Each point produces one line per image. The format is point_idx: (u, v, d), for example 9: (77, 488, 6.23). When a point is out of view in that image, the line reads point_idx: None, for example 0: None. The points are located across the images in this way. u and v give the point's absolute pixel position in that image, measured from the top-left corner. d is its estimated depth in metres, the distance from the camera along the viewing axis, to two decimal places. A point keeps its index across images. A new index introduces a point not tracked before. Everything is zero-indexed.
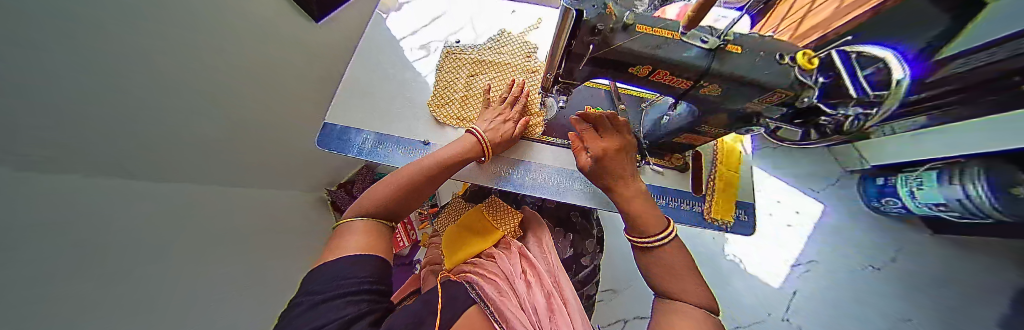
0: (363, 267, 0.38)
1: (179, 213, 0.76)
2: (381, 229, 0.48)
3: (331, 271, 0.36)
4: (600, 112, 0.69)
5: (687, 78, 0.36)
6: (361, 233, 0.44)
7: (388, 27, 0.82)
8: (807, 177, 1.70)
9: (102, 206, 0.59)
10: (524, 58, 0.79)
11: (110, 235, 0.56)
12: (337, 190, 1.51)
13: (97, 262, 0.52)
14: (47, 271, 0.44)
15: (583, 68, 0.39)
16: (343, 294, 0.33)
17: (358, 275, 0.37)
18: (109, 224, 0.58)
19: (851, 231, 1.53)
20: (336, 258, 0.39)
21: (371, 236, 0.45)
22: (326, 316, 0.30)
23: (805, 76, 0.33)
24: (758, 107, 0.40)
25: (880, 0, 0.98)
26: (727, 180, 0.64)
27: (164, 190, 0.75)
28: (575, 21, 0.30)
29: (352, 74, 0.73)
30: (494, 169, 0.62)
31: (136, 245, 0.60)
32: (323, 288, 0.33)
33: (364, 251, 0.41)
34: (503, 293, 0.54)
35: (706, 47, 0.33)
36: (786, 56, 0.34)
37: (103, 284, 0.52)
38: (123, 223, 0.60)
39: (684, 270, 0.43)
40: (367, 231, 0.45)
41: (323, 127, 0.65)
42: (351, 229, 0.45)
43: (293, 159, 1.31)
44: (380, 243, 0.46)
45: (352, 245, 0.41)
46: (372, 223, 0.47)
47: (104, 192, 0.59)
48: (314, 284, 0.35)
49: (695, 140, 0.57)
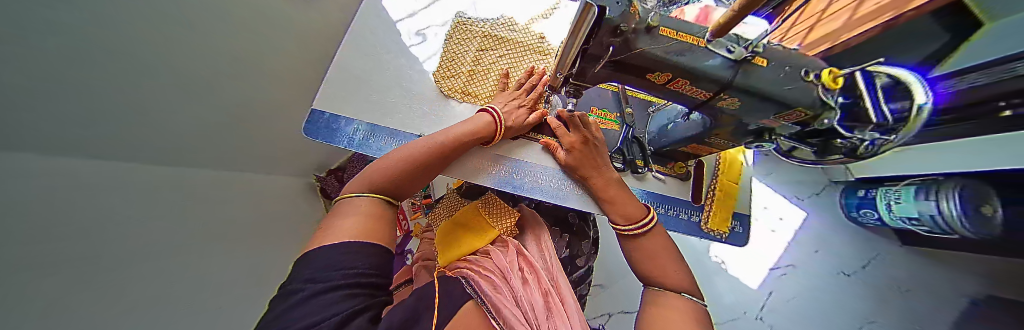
0: (363, 257, 0.35)
1: (139, 197, 0.69)
2: (387, 208, 0.43)
3: (326, 256, 0.33)
4: (606, 115, 0.66)
5: (707, 89, 0.34)
6: (366, 218, 0.39)
7: (386, 7, 0.76)
8: (795, 185, 1.75)
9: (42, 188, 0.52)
10: (537, 38, 0.76)
11: (55, 220, 0.50)
12: (328, 176, 1.46)
13: (48, 250, 0.47)
14: (6, 255, 0.40)
15: (598, 70, 0.36)
16: (343, 286, 0.30)
17: (356, 266, 0.34)
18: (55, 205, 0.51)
19: (830, 238, 1.59)
20: (335, 243, 0.35)
21: (375, 219, 0.40)
22: (323, 310, 0.27)
23: (828, 95, 0.31)
24: (773, 123, 0.39)
25: (894, 14, 0.97)
26: (728, 190, 0.64)
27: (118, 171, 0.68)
28: (595, 19, 0.27)
29: (343, 56, 0.68)
30: (490, 165, 0.58)
31: (87, 233, 0.55)
32: (321, 278, 0.30)
33: (366, 239, 0.37)
34: (499, 290, 0.53)
35: (731, 58, 0.30)
36: (811, 73, 0.32)
37: (63, 273, 0.47)
38: (64, 207, 0.53)
39: (665, 255, 0.44)
40: (371, 213, 0.40)
41: (312, 114, 0.61)
42: (352, 208, 0.39)
43: (281, 143, 1.25)
44: (382, 234, 0.41)
45: (356, 232, 0.37)
46: (377, 200, 0.42)
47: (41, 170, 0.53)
48: (307, 272, 0.31)
49: (701, 150, 0.57)
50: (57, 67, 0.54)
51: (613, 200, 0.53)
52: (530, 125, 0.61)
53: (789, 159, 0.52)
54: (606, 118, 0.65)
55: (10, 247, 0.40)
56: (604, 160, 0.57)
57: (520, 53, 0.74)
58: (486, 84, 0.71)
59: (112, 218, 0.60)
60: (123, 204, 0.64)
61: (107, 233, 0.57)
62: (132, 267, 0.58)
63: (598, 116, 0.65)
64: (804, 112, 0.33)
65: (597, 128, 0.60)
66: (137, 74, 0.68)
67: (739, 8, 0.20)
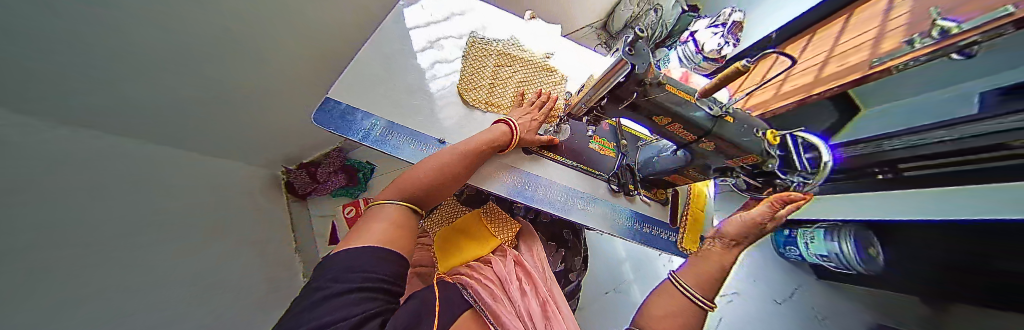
0: (382, 261, 0.36)
1: (102, 180, 0.60)
2: (409, 216, 0.47)
3: (347, 259, 0.34)
4: (605, 143, 0.76)
5: (693, 133, 0.45)
6: (390, 223, 0.42)
7: (404, 15, 0.80)
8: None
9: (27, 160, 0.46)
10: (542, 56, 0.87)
11: (33, 201, 0.44)
12: (299, 169, 1.36)
13: (23, 236, 0.41)
14: None
15: (618, 108, 0.46)
16: (360, 289, 0.30)
17: (374, 270, 0.34)
18: (33, 184, 0.45)
19: (766, 270, 1.83)
20: (359, 245, 0.37)
21: (399, 227, 0.43)
22: (349, 308, 0.27)
23: (770, 148, 0.44)
24: (734, 164, 0.51)
25: (805, 95, 1.19)
26: (696, 217, 0.76)
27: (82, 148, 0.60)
28: (626, 72, 0.36)
29: (367, 54, 0.71)
30: (505, 176, 0.63)
31: (56, 220, 0.48)
32: (342, 278, 0.31)
33: (385, 245, 0.39)
34: (499, 299, 0.55)
35: (712, 113, 0.42)
36: (760, 131, 0.45)
37: (33, 266, 0.41)
38: (40, 184, 0.47)
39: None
40: (393, 217, 0.44)
41: (324, 103, 0.61)
42: (382, 214, 0.44)
43: (265, 135, 1.16)
44: (401, 239, 0.42)
45: (384, 235, 0.40)
46: (404, 207, 0.47)
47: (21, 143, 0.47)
48: (329, 273, 0.32)
49: (681, 179, 0.67)
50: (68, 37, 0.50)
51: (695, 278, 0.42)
52: (541, 144, 0.67)
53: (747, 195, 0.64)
54: (605, 145, 0.76)
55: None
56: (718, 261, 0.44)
57: (535, 74, 0.83)
58: (506, 96, 0.78)
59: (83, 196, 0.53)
60: (83, 186, 0.56)
61: (70, 221, 0.50)
62: (86, 262, 0.49)
63: (598, 143, 0.75)
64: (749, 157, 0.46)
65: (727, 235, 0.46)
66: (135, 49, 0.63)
67: (729, 71, 0.30)
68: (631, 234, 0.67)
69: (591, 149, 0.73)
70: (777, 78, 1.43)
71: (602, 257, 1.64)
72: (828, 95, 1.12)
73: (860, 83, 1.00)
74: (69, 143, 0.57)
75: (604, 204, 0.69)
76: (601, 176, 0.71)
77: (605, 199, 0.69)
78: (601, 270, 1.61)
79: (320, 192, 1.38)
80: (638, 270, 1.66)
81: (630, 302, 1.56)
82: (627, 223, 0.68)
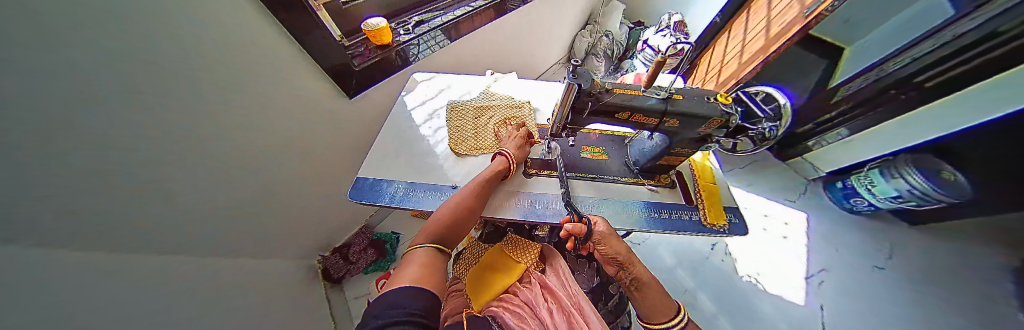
0: (414, 298, 0.40)
1: (192, 295, 0.68)
2: (436, 256, 0.52)
3: (386, 299, 0.40)
4: (595, 149, 0.83)
5: (653, 116, 0.52)
6: (419, 264, 0.49)
7: (403, 101, 1.00)
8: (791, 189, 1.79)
9: (129, 290, 0.54)
10: (508, 99, 1.02)
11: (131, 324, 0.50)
12: (332, 255, 1.45)
13: None
14: None
15: (585, 117, 0.55)
16: (393, 322, 0.34)
17: (405, 305, 0.38)
18: (133, 311, 0.52)
19: (839, 233, 1.59)
20: (394, 287, 0.43)
21: (424, 267, 0.48)
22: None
23: (727, 108, 0.52)
24: (709, 130, 0.55)
25: (765, 55, 1.29)
26: (711, 191, 0.76)
27: (182, 270, 0.70)
28: (576, 90, 0.47)
29: (382, 137, 0.88)
30: (514, 201, 0.69)
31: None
32: (381, 314, 0.36)
33: (415, 284, 0.43)
34: (525, 321, 0.58)
35: (660, 97, 0.51)
36: (711, 97, 0.53)
37: None
38: (137, 308, 0.54)
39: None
40: (422, 259, 0.50)
41: (357, 181, 0.74)
42: (414, 258, 0.50)
43: (306, 231, 1.29)
44: (429, 277, 0.47)
45: (416, 275, 0.46)
46: (432, 248, 0.53)
47: (124, 276, 0.55)
48: (373, 312, 0.38)
49: (675, 160, 0.68)
50: (167, 182, 0.64)
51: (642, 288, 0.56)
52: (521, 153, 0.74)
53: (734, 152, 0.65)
54: (595, 151, 0.82)
55: None
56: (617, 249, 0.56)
57: (509, 113, 0.97)
58: (489, 138, 0.89)
59: (169, 300, 0.61)
60: (181, 302, 0.64)
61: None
62: None
63: (589, 151, 0.82)
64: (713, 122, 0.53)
65: (603, 239, 0.56)
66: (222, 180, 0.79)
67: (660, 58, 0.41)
68: (650, 224, 0.68)
69: (584, 157, 0.80)
70: (732, 52, 1.56)
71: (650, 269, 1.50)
72: (785, 50, 1.21)
73: (806, 32, 1.10)
74: (173, 267, 0.68)
75: (613, 202, 0.72)
76: (600, 178, 0.77)
77: (613, 198, 0.73)
78: None
79: (353, 273, 1.44)
80: (695, 273, 1.49)
81: (701, 315, 1.36)
82: (643, 214, 0.70)
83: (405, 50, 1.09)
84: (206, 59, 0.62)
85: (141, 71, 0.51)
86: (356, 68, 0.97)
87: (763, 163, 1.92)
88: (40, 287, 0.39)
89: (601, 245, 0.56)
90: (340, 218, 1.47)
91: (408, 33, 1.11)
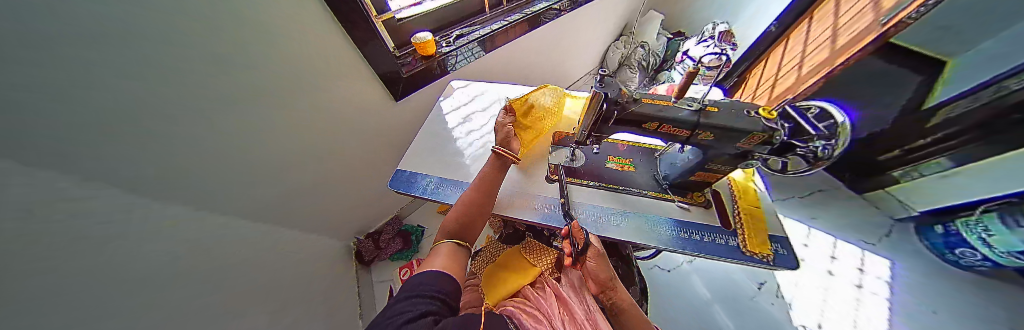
0: (439, 280, 0.45)
1: (229, 257, 0.78)
2: (459, 250, 0.57)
3: (415, 279, 0.45)
4: (623, 160, 0.81)
5: (685, 128, 0.50)
6: (446, 256, 0.54)
7: (440, 105, 1.09)
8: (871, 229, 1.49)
9: (178, 241, 0.63)
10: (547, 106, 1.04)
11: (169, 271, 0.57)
12: (365, 239, 1.59)
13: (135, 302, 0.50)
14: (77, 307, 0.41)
15: (610, 126, 0.55)
16: (419, 296, 0.41)
17: (431, 285, 0.43)
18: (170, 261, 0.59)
19: (944, 293, 1.26)
20: (423, 270, 0.48)
21: (449, 258, 0.53)
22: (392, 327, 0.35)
23: (771, 122, 0.48)
24: (748, 145, 0.52)
25: (829, 69, 1.13)
26: (753, 214, 0.69)
27: (233, 229, 0.82)
28: (603, 99, 0.48)
29: (420, 136, 0.97)
30: (533, 203, 0.71)
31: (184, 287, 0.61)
32: (411, 289, 0.42)
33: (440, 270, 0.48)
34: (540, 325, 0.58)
35: (693, 109, 0.49)
36: (753, 111, 0.50)
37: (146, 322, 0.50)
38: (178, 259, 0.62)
39: None
40: (448, 252, 0.55)
41: (396, 172, 0.84)
42: (440, 251, 0.55)
43: (346, 214, 1.45)
44: (454, 269, 0.51)
45: (442, 265, 0.51)
46: (455, 242, 0.57)
47: (182, 228, 0.65)
48: (406, 287, 0.44)
49: (710, 177, 0.64)
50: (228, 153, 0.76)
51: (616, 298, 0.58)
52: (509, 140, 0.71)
53: (780, 173, 0.59)
54: (623, 162, 0.80)
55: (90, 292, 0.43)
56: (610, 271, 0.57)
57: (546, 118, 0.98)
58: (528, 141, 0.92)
59: (211, 271, 0.71)
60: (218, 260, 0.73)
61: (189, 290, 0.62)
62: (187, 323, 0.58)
63: (615, 162, 0.80)
64: (752, 140, 0.50)
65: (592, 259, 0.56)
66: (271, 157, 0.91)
67: None
68: (678, 243, 0.64)
69: (609, 167, 0.79)
70: (792, 62, 1.38)
71: (681, 299, 1.36)
72: (856, 61, 1.03)
73: (884, 41, 0.92)
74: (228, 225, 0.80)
75: (638, 216, 0.69)
76: (626, 190, 0.74)
77: (638, 211, 0.70)
78: (686, 318, 1.30)
79: (381, 258, 1.56)
80: (737, 314, 1.29)
81: None
82: (670, 231, 0.66)
83: (445, 60, 1.20)
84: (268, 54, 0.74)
85: (210, 61, 0.61)
86: (404, 75, 1.11)
87: (830, 194, 1.65)
88: (91, 228, 0.46)
89: (596, 266, 0.56)
90: (376, 208, 1.61)
91: (449, 45, 1.22)
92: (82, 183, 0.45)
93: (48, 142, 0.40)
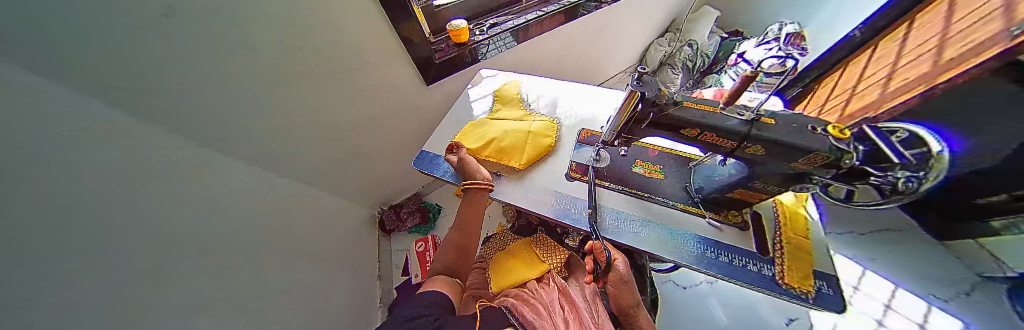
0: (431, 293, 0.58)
1: (258, 213, 0.87)
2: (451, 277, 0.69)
3: (416, 295, 0.59)
4: (651, 166, 0.75)
5: (732, 139, 0.45)
6: (440, 280, 0.66)
7: (468, 92, 1.10)
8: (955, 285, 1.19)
9: (214, 194, 0.70)
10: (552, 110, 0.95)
11: (198, 222, 0.64)
12: (388, 210, 1.71)
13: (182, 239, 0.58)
14: (137, 235, 0.49)
15: (643, 128, 0.52)
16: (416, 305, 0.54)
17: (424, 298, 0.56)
18: (202, 212, 0.66)
19: None
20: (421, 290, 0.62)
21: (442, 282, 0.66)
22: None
23: (839, 142, 0.40)
24: (804, 167, 0.44)
25: (925, 87, 0.83)
26: (799, 245, 0.61)
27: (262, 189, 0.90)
28: (639, 99, 0.44)
29: (447, 120, 1.00)
30: (551, 199, 0.74)
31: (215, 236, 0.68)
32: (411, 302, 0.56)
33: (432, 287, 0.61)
34: (542, 320, 0.58)
35: (745, 118, 0.43)
36: (819, 128, 0.42)
37: (179, 262, 0.56)
38: (212, 210, 0.69)
39: None
40: (441, 279, 0.67)
41: (421, 152, 0.88)
42: (435, 280, 0.67)
43: (372, 185, 1.56)
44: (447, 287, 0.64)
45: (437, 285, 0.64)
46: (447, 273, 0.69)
47: (218, 183, 0.72)
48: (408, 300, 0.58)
49: (752, 196, 0.57)
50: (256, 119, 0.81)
51: (637, 315, 0.61)
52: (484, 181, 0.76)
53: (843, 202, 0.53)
54: (651, 168, 0.75)
55: (142, 224, 0.50)
56: (628, 283, 0.59)
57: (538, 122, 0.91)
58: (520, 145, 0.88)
59: (250, 231, 0.83)
60: (246, 215, 0.81)
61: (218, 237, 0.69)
62: (217, 266, 0.66)
63: (642, 167, 0.75)
64: (808, 163, 0.43)
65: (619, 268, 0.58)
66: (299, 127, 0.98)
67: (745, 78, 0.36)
68: (702, 262, 0.59)
69: (636, 173, 0.74)
70: (880, 67, 1.02)
71: (693, 318, 1.29)
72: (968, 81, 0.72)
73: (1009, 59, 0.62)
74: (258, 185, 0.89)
75: (659, 226, 0.66)
76: (650, 198, 0.70)
77: (661, 222, 0.67)
78: None
79: (400, 229, 1.68)
80: None
81: None
82: (694, 249, 0.62)
83: (477, 49, 1.20)
84: (301, 31, 0.76)
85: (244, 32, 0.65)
86: (436, 60, 1.14)
87: None
88: (144, 173, 0.53)
89: (621, 284, 0.58)
90: (400, 185, 1.71)
91: (483, 34, 1.21)
92: (149, 154, 0.55)
93: (99, 99, 0.45)
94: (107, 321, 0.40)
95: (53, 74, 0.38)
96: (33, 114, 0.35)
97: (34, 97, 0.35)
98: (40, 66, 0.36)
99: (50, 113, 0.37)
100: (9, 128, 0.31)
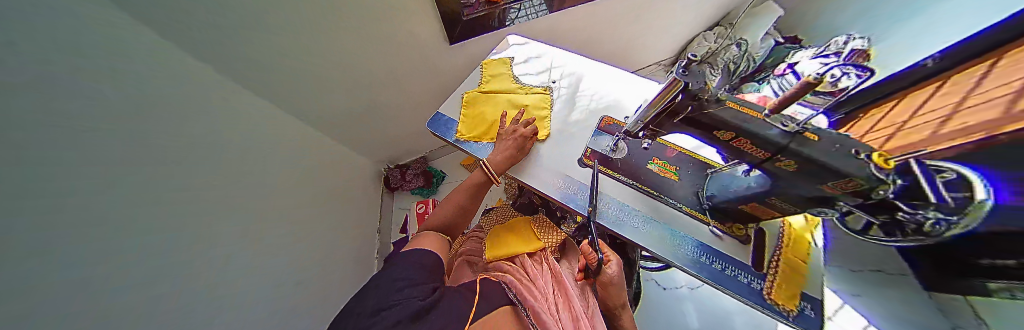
0: (417, 263, 0.56)
1: (257, 149, 0.88)
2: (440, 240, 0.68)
3: (400, 263, 0.56)
4: (667, 166, 0.73)
5: (766, 149, 0.44)
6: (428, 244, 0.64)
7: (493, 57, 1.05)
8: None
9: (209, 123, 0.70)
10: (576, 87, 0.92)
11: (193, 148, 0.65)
12: (394, 169, 1.77)
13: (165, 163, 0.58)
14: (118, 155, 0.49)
15: (674, 122, 0.51)
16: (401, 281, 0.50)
17: (407, 272, 0.53)
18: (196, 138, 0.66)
19: None
20: (405, 254, 0.59)
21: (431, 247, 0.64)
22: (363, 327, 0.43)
23: (882, 173, 0.32)
24: (834, 190, 0.40)
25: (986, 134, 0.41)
26: (795, 266, 0.61)
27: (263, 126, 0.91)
28: (681, 90, 0.41)
29: (469, 84, 0.97)
30: (559, 181, 0.75)
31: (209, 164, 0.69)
32: (393, 274, 0.52)
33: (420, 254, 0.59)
34: (534, 297, 0.63)
35: (787, 130, 0.40)
36: (862, 153, 0.34)
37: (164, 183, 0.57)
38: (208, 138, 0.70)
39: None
40: (429, 242, 0.65)
41: (437, 114, 0.90)
42: (422, 240, 0.65)
43: (381, 140, 1.58)
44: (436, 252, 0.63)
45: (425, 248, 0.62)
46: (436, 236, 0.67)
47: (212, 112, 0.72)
48: (391, 270, 0.54)
49: (765, 212, 0.57)
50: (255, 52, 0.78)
51: (620, 314, 0.65)
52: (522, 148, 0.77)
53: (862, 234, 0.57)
54: (666, 168, 0.73)
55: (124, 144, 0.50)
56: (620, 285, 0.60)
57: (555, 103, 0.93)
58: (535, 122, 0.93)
59: (252, 165, 0.85)
60: (246, 149, 0.83)
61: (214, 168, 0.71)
62: (207, 194, 0.68)
63: (658, 165, 0.73)
64: (837, 187, 0.39)
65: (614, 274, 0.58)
66: (303, 67, 0.94)
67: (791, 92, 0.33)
68: (693, 264, 0.61)
69: (650, 170, 0.73)
70: (947, 102, 0.55)
71: (666, 315, 1.38)
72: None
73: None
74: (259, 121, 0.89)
75: (661, 225, 0.67)
76: (658, 197, 0.70)
77: (663, 221, 0.67)
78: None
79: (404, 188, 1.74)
80: None
81: None
82: (689, 252, 0.63)
83: (507, 12, 1.12)
84: None
85: None
86: (463, 18, 1.06)
87: None
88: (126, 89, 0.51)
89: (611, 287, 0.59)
90: (408, 145, 1.72)
91: None
92: (132, 87, 0.51)
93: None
94: (89, 315, 0.41)
95: (50, 59, 0.40)
96: (45, 107, 0.38)
97: (42, 92, 0.39)
98: (36, 56, 0.38)
99: (61, 109, 0.41)
100: (7, 129, 0.33)
